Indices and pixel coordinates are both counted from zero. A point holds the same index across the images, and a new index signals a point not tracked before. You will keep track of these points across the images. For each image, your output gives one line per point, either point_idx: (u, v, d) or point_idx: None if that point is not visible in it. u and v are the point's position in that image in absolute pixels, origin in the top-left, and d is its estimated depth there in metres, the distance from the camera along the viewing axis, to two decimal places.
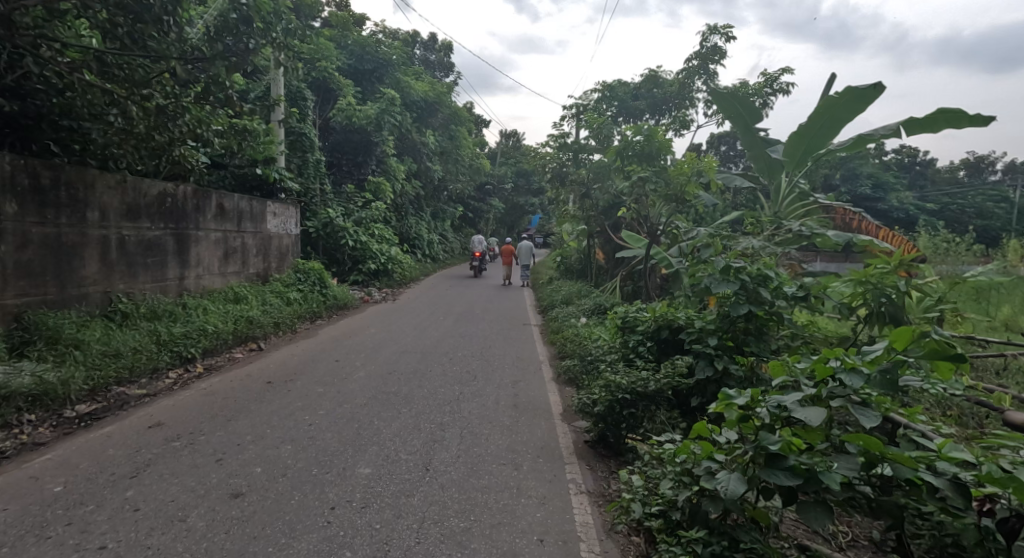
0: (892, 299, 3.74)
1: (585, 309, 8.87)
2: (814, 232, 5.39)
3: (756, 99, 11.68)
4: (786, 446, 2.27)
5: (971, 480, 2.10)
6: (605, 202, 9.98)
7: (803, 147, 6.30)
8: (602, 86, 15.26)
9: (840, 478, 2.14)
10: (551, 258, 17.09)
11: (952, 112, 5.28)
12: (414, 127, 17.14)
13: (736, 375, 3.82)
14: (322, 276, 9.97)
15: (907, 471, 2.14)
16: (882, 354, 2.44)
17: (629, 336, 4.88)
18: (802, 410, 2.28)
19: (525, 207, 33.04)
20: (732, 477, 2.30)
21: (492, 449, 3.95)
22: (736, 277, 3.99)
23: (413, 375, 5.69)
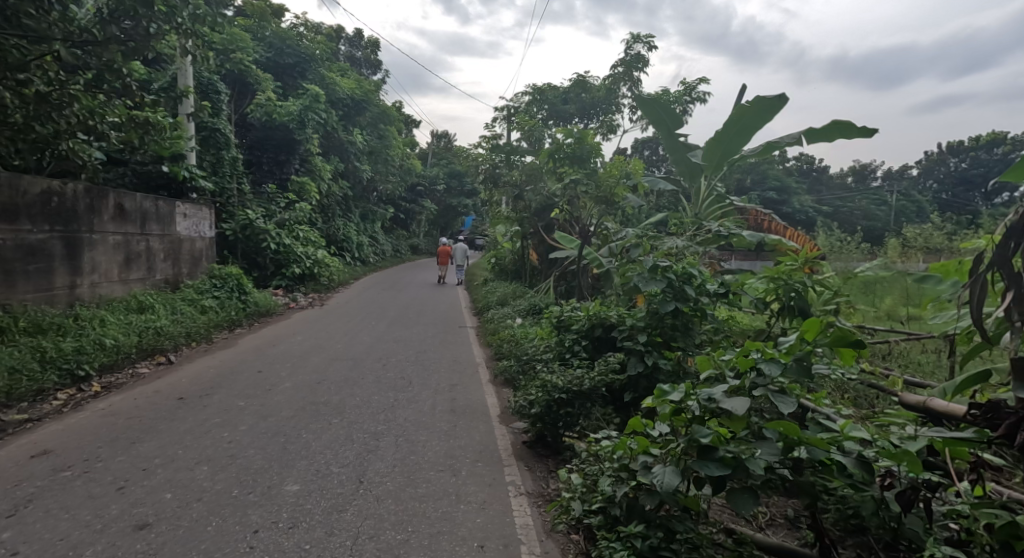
0: (801, 293, 4.03)
1: (521, 309, 8.99)
2: (731, 232, 5.74)
3: (677, 106, 12.37)
4: (716, 438, 2.38)
5: (873, 457, 2.36)
6: (538, 203, 10.16)
7: (720, 152, 6.69)
8: (532, 89, 15.54)
9: (763, 464, 2.28)
10: (485, 259, 17.15)
11: (845, 123, 5.83)
12: (340, 125, 16.58)
13: (664, 368, 4.07)
14: (241, 282, 9.40)
15: (821, 452, 2.34)
16: (795, 344, 2.67)
17: (565, 335, 5.01)
18: (728, 401, 2.40)
19: (458, 208, 32.94)
20: (667, 470, 2.39)
21: (429, 456, 3.90)
22: (663, 275, 4.24)
23: (344, 383, 5.50)
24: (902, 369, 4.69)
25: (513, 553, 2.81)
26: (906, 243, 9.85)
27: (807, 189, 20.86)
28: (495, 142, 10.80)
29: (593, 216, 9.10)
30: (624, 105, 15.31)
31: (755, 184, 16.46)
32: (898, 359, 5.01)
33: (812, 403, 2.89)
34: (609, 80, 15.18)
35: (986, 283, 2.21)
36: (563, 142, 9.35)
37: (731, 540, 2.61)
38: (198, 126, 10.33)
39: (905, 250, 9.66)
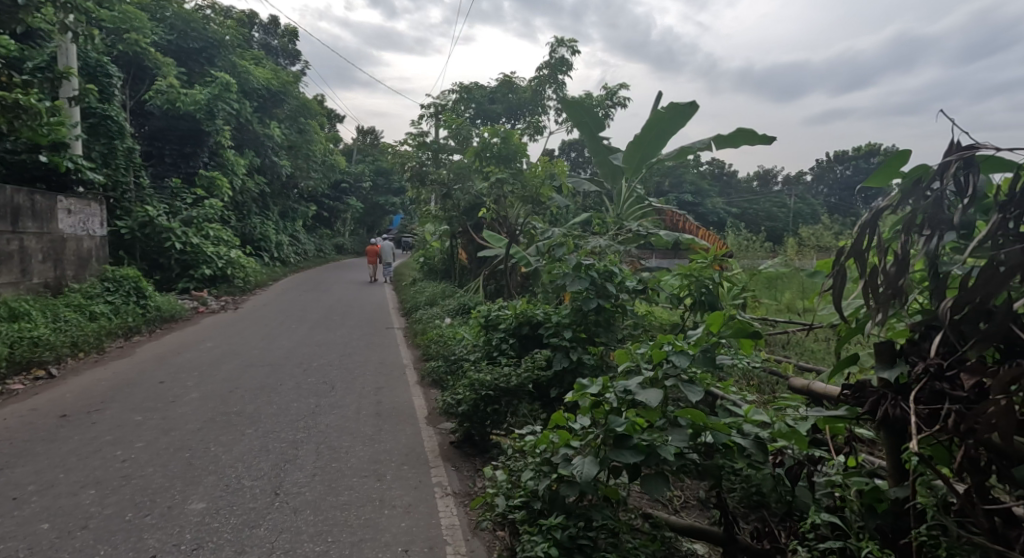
0: (710, 289, 4.32)
1: (450, 309, 8.93)
2: (650, 232, 5.96)
3: (599, 110, 12.74)
4: (630, 427, 2.50)
5: (769, 438, 2.57)
6: (467, 202, 10.12)
7: (639, 156, 6.96)
8: (459, 87, 15.47)
9: (673, 450, 2.41)
10: (413, 258, 16.92)
11: (749, 131, 6.23)
12: (255, 117, 15.78)
13: (588, 363, 4.21)
14: (140, 285, 8.77)
15: (723, 436, 2.51)
16: (702, 336, 2.84)
17: (492, 334, 5.04)
18: (643, 392, 2.53)
19: (384, 207, 32.39)
20: (586, 461, 2.48)
21: (353, 462, 3.82)
22: (586, 273, 4.39)
23: (259, 391, 5.28)
24: (801, 357, 5.08)
25: (436, 555, 2.82)
26: (807, 242, 10.64)
27: (719, 192, 22.13)
28: (422, 140, 10.60)
29: (520, 216, 9.21)
30: (550, 107, 15.57)
31: (672, 188, 17.22)
32: (795, 348, 5.42)
33: (721, 392, 3.09)
34: (535, 82, 15.37)
35: (844, 271, 2.43)
36: (490, 141, 9.40)
37: (648, 524, 2.74)
38: (84, 112, 9.47)
39: (804, 248, 10.45)
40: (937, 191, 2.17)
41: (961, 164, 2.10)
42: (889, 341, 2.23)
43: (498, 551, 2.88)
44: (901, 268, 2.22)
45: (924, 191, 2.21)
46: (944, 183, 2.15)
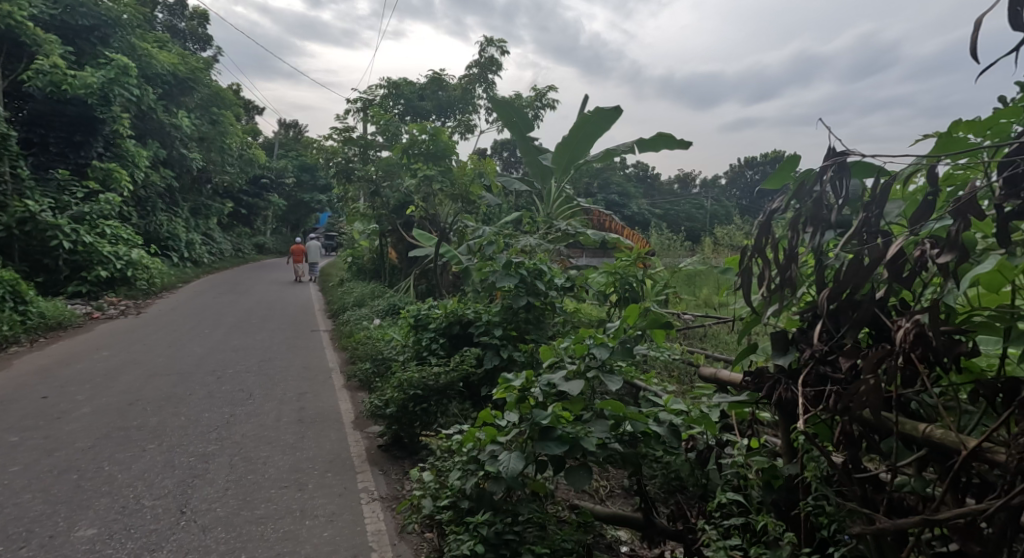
0: (635, 285, 4.49)
1: (379, 310, 8.74)
2: (578, 232, 6.07)
3: (529, 110, 12.88)
4: (555, 419, 2.54)
5: (683, 425, 2.70)
6: (396, 200, 9.93)
7: (567, 157, 7.09)
8: (387, 82, 15.18)
9: (595, 441, 2.49)
10: (342, 257, 16.46)
11: (670, 135, 6.50)
12: (160, 105, 14.74)
13: (518, 360, 4.24)
14: (19, 288, 7.96)
15: (641, 424, 2.63)
16: (620, 329, 2.94)
17: (422, 333, 4.98)
18: (566, 384, 2.60)
19: (310, 204, 31.35)
20: (512, 456, 2.50)
21: (271, 473, 3.68)
22: (516, 271, 4.44)
23: (164, 402, 4.95)
24: (718, 349, 5.37)
25: None
26: (726, 241, 11.24)
27: (644, 194, 22.93)
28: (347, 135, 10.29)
29: (449, 215, 9.16)
30: (480, 105, 15.58)
31: (601, 189, 17.61)
32: (713, 340, 5.73)
33: (642, 384, 3.23)
34: (465, 80, 15.30)
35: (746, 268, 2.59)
36: (417, 138, 9.27)
37: (574, 514, 2.83)
38: None
39: (723, 246, 11.02)
40: (817, 192, 2.32)
41: (835, 167, 2.26)
42: (783, 330, 2.38)
43: (426, 552, 2.87)
44: (790, 263, 2.36)
45: (808, 192, 2.35)
46: (822, 185, 2.30)
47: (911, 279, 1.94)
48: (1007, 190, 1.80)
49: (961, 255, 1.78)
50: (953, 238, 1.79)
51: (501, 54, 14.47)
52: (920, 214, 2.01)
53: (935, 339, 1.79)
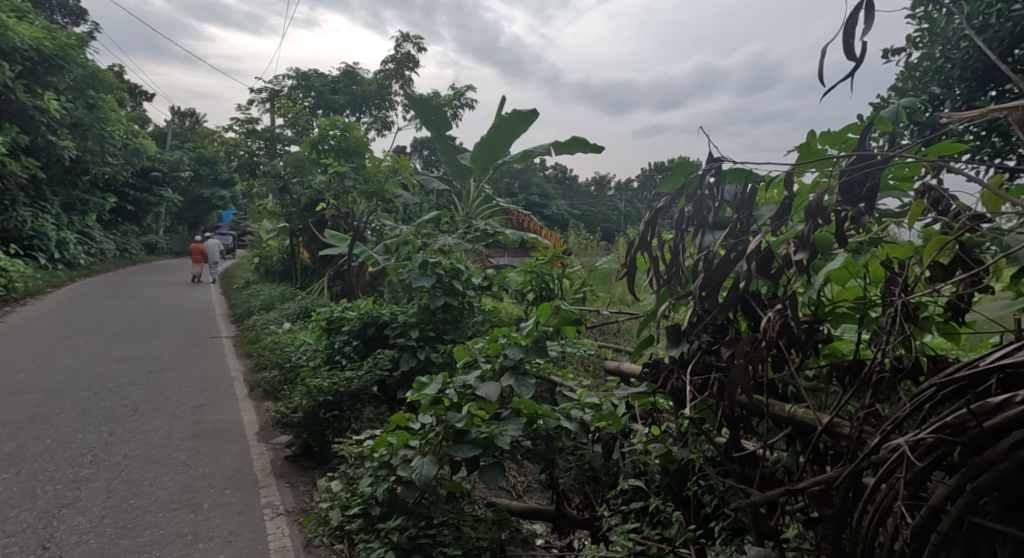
0: (550, 283, 4.57)
1: (288, 314, 8.32)
2: (497, 231, 6.05)
3: (447, 109, 12.76)
4: (469, 421, 2.55)
5: (592, 419, 2.80)
6: (307, 198, 9.51)
7: (485, 157, 7.10)
8: (295, 73, 14.50)
9: (508, 440, 2.51)
10: (247, 257, 15.55)
11: (584, 139, 6.67)
12: (20, 84, 13.14)
13: (436, 361, 4.22)
14: None
15: (552, 420, 2.69)
16: (533, 327, 3.00)
17: (335, 336, 4.80)
18: (482, 387, 2.62)
19: (210, 200, 29.42)
20: (425, 461, 2.45)
21: (158, 495, 3.41)
22: (433, 271, 4.41)
23: (27, 424, 4.43)
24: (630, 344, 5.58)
25: None
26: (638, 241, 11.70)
27: (561, 194, 23.40)
28: (251, 127, 9.75)
29: (364, 213, 8.89)
30: (397, 102, 15.25)
31: (521, 190, 17.76)
32: (625, 336, 5.96)
33: (560, 379, 3.36)
34: (380, 76, 14.93)
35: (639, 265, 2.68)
36: (327, 133, 8.93)
37: (491, 511, 2.89)
38: None
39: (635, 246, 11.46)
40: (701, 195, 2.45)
41: (714, 172, 2.38)
42: (677, 322, 2.48)
43: None
44: (676, 261, 2.51)
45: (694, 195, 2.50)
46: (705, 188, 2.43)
47: (777, 274, 2.13)
48: (846, 196, 2.01)
49: (812, 252, 2.01)
50: (804, 237, 2.03)
51: (418, 50, 14.24)
52: (781, 216, 2.21)
53: (797, 328, 1.96)
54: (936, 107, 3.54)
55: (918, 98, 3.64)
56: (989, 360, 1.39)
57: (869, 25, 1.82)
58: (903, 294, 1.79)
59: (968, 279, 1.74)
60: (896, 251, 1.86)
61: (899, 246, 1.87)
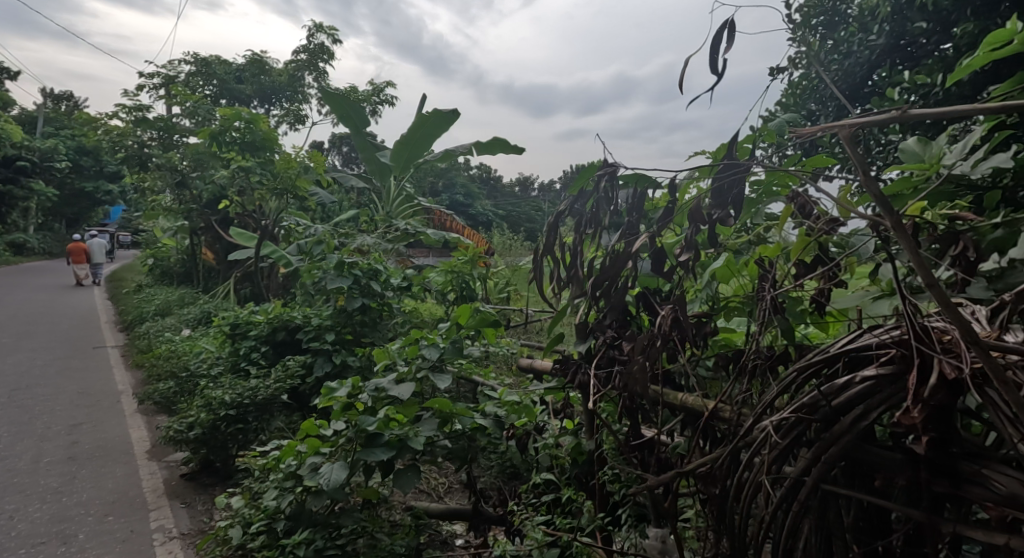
0: (472, 283, 4.55)
1: (186, 319, 7.74)
2: (419, 231, 5.86)
3: (366, 104, 12.39)
4: (382, 424, 2.48)
5: (510, 416, 2.79)
6: (209, 194, 8.92)
7: (405, 156, 6.93)
8: (195, 60, 13.52)
9: (423, 440, 2.46)
10: (139, 257, 14.33)
11: (505, 140, 6.69)
12: None
13: (353, 364, 4.07)
14: None
15: (468, 419, 2.67)
16: (451, 327, 2.97)
17: (240, 343, 4.54)
18: (396, 388, 2.54)
19: (97, 194, 26.90)
20: (334, 467, 2.36)
21: (23, 529, 3.07)
22: (349, 272, 4.32)
23: None
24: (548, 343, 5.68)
25: None
26: None
27: (483, 194, 23.36)
28: (144, 116, 8.90)
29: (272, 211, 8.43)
30: (310, 95, 14.63)
31: (444, 189, 17.58)
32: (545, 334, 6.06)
33: (484, 378, 3.36)
34: (291, 66, 14.28)
35: (542, 266, 2.65)
36: (229, 125, 8.38)
37: (409, 516, 2.80)
38: None
39: None
40: (600, 199, 2.45)
41: (607, 176, 2.37)
42: (584, 320, 2.51)
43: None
44: (576, 261, 2.53)
45: (589, 198, 2.49)
46: (601, 194, 2.43)
47: (669, 272, 2.24)
48: (715, 201, 2.11)
49: (695, 253, 2.13)
50: (689, 241, 2.12)
51: (333, 42, 13.73)
52: (665, 218, 2.20)
53: (686, 322, 2.08)
54: (813, 122, 3.88)
55: (798, 113, 3.94)
56: (838, 345, 1.46)
57: (730, 41, 1.85)
58: (772, 289, 1.90)
59: (825, 275, 1.90)
60: (768, 252, 1.99)
61: (769, 246, 2.01)
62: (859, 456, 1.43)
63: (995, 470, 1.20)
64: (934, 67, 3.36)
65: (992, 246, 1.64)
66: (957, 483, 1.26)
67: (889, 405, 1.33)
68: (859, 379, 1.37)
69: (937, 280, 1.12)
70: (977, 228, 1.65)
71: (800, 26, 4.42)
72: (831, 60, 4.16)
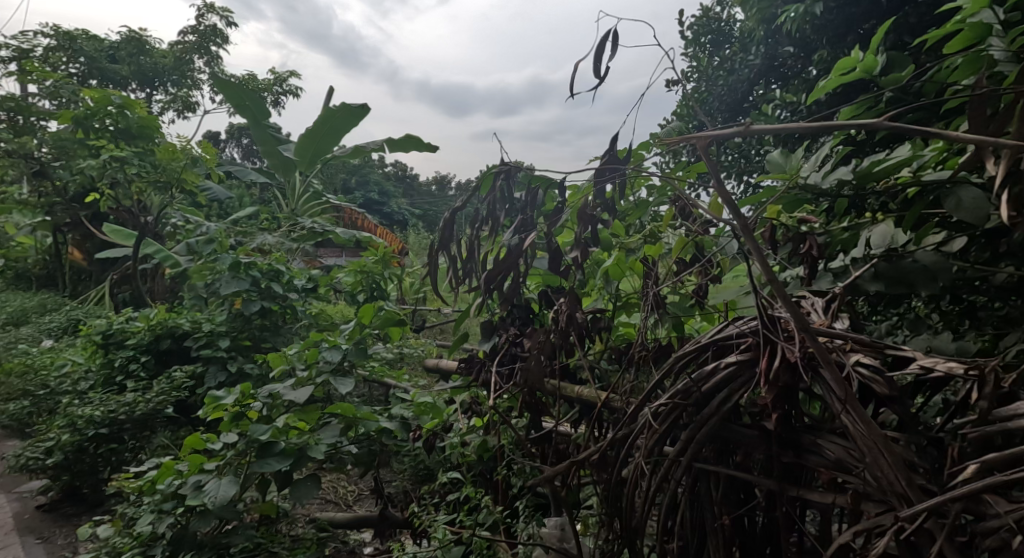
0: (381, 284, 4.42)
1: (51, 327, 6.92)
2: (327, 229, 5.50)
3: (266, 94, 11.67)
4: (279, 433, 2.33)
5: (417, 420, 2.75)
6: (78, 186, 8.00)
7: (311, 151, 6.60)
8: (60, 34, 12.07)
9: (325, 448, 2.34)
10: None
11: (417, 138, 6.55)
12: None
13: (251, 373, 3.78)
14: None
15: (371, 423, 2.61)
16: (354, 329, 2.85)
17: (115, 353, 4.12)
18: (293, 393, 2.40)
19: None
20: (221, 482, 2.17)
21: None
22: (247, 273, 4.04)
23: None
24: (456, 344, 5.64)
25: None
26: None
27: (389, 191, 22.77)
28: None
29: (152, 205, 7.66)
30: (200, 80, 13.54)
31: None
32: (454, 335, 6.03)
33: (396, 381, 3.26)
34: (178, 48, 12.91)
35: (433, 260, 2.40)
36: (97, 108, 7.24)
37: (310, 529, 2.67)
38: None
39: None
40: (492, 202, 2.31)
41: (504, 175, 2.27)
42: (489, 319, 2.50)
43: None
44: (470, 260, 2.35)
45: (483, 201, 2.35)
46: (496, 195, 2.31)
47: (565, 270, 2.25)
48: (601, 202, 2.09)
49: (586, 252, 2.15)
50: (580, 240, 2.16)
51: (228, 25, 12.79)
52: (555, 218, 2.20)
53: (582, 318, 2.10)
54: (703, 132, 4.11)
55: (688, 123, 4.18)
56: (708, 334, 1.52)
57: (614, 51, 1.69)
58: (656, 286, 2.01)
59: (702, 271, 2.10)
60: (652, 251, 2.18)
61: (653, 245, 2.16)
62: (725, 434, 1.49)
63: (828, 439, 1.31)
64: (799, 88, 3.70)
65: (839, 246, 1.82)
66: (800, 453, 1.36)
67: (748, 388, 1.41)
68: (723, 364, 1.44)
69: (775, 276, 1.22)
70: (828, 231, 1.82)
71: (690, 42, 4.70)
72: (718, 75, 4.44)
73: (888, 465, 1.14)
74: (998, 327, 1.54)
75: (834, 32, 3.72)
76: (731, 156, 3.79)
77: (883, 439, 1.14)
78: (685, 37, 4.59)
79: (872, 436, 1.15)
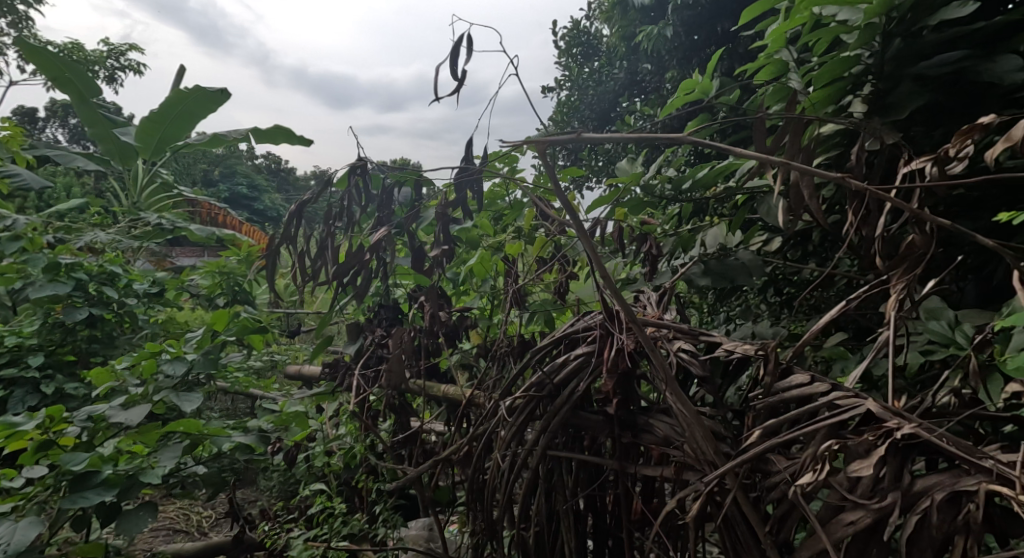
0: (243, 286, 4.06)
1: None
2: (176, 226, 4.90)
3: (99, 68, 10.22)
4: (97, 459, 1.99)
5: (274, 430, 2.53)
6: None
7: (156, 136, 5.91)
8: None
9: (161, 474, 2.06)
10: None
11: (286, 129, 6.12)
12: None
13: (72, 394, 3.46)
14: None
15: (222, 439, 2.28)
16: (203, 338, 2.57)
17: None
18: (124, 413, 2.11)
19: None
20: (20, 524, 1.83)
21: None
22: (69, 276, 3.43)
23: None
24: None
25: None
26: None
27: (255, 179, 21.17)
28: None
29: None
30: None
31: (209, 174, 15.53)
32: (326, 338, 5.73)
33: (264, 390, 3.00)
34: None
35: (277, 257, 2.22)
36: None
37: None
38: None
39: None
40: (345, 199, 2.17)
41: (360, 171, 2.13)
42: (357, 320, 2.43)
43: None
44: (323, 255, 2.17)
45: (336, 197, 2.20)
46: (351, 191, 2.18)
47: (428, 265, 2.12)
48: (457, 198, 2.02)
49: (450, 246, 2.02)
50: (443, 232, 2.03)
51: None
52: (413, 215, 2.12)
53: (445, 315, 2.16)
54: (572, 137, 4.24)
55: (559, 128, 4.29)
56: (563, 329, 1.53)
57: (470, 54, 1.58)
58: (515, 281, 2.05)
59: (561, 266, 2.18)
60: (513, 250, 2.21)
61: (513, 243, 2.20)
62: (574, 422, 1.50)
63: (658, 418, 1.36)
64: (657, 101, 3.94)
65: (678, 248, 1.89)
66: (636, 433, 1.40)
67: (594, 377, 1.43)
68: (575, 354, 1.45)
69: (605, 267, 1.22)
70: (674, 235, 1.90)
71: (563, 52, 4.85)
72: (588, 85, 4.61)
73: (700, 436, 1.18)
74: (808, 314, 1.73)
75: (684, 53, 4.04)
76: (601, 161, 3.93)
77: (695, 413, 1.18)
78: (557, 46, 4.72)
79: (686, 413, 1.19)
